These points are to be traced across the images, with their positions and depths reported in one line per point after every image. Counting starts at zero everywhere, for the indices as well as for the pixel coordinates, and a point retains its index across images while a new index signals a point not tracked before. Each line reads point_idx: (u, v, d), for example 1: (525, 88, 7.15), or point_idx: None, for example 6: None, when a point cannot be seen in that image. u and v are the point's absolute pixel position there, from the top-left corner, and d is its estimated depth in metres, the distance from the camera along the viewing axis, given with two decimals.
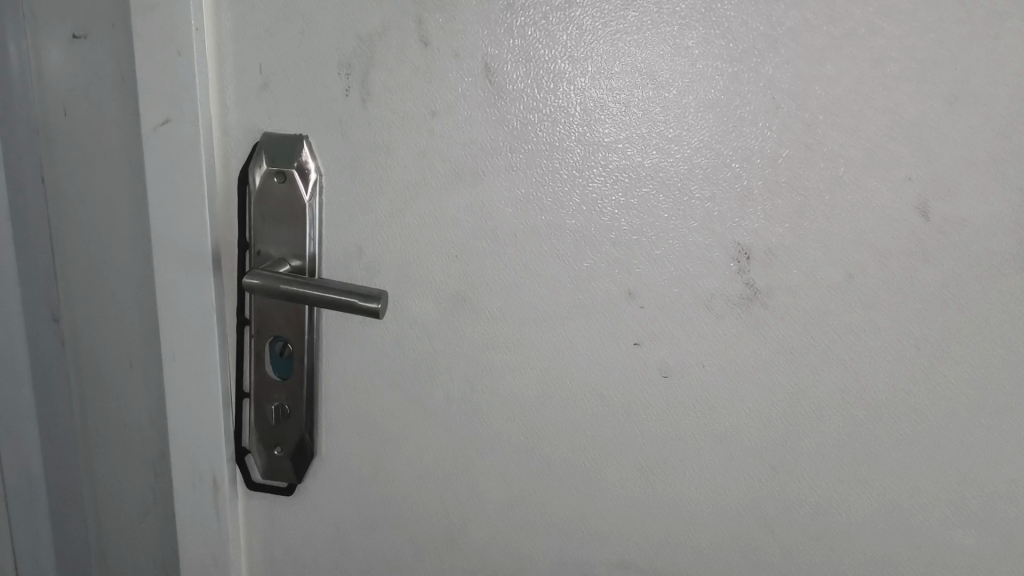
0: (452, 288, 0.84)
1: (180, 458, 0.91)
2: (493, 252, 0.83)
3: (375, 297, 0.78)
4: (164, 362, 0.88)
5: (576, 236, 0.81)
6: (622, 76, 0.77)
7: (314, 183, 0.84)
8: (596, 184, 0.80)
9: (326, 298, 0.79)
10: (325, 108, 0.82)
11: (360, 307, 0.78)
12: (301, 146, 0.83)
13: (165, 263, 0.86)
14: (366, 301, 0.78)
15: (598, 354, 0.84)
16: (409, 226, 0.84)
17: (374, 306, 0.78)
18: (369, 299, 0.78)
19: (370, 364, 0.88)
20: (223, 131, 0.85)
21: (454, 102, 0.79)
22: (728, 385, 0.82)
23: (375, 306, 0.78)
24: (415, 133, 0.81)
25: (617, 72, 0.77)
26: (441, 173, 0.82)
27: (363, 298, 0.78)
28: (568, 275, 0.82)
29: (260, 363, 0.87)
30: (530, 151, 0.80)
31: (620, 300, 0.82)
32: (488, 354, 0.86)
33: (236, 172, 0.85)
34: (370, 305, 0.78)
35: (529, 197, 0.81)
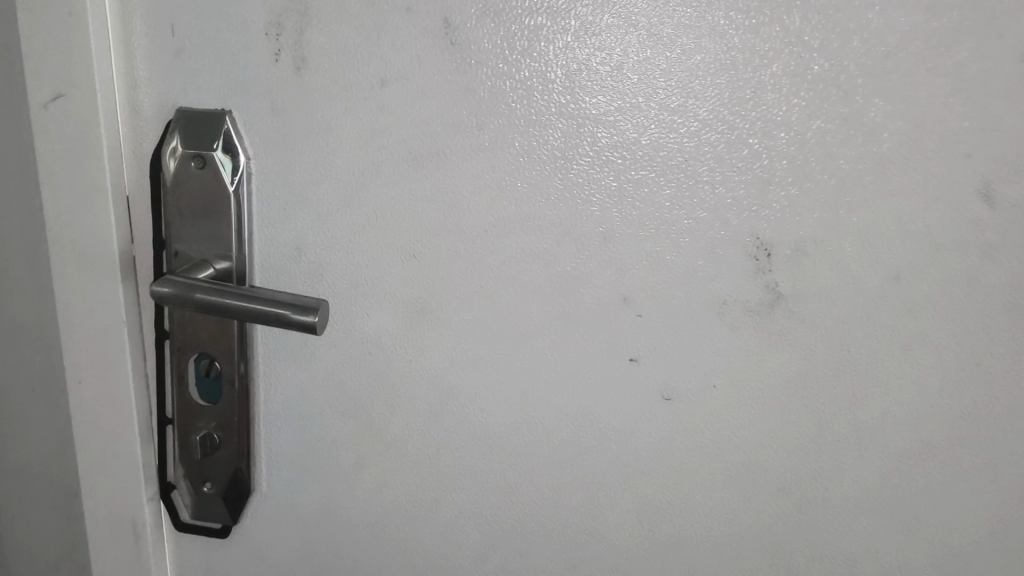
0: (411, 295, 0.70)
1: (94, 497, 0.77)
2: (458, 251, 0.68)
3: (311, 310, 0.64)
4: (71, 384, 0.74)
5: (558, 231, 0.66)
6: (614, 32, 0.62)
7: (242, 169, 0.69)
8: (583, 166, 0.65)
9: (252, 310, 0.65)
10: (252, 77, 0.68)
11: (293, 321, 0.65)
12: (225, 123, 0.69)
13: (66, 269, 0.71)
14: (299, 315, 0.65)
15: (587, 374, 0.69)
16: (356, 220, 0.69)
17: (309, 320, 0.64)
18: (303, 312, 0.64)
19: (316, 388, 0.73)
20: (133, 108, 0.70)
21: (408, 68, 0.65)
22: (745, 410, 0.68)
23: (311, 322, 0.64)
24: (362, 107, 0.66)
25: (607, 27, 0.62)
26: (394, 156, 0.67)
27: (296, 311, 0.64)
28: (549, 278, 0.67)
29: (183, 385, 0.73)
30: (501, 127, 0.65)
31: (613, 309, 0.67)
32: (455, 375, 0.71)
33: (149, 156, 0.71)
34: (305, 319, 0.64)
35: (500, 185, 0.66)
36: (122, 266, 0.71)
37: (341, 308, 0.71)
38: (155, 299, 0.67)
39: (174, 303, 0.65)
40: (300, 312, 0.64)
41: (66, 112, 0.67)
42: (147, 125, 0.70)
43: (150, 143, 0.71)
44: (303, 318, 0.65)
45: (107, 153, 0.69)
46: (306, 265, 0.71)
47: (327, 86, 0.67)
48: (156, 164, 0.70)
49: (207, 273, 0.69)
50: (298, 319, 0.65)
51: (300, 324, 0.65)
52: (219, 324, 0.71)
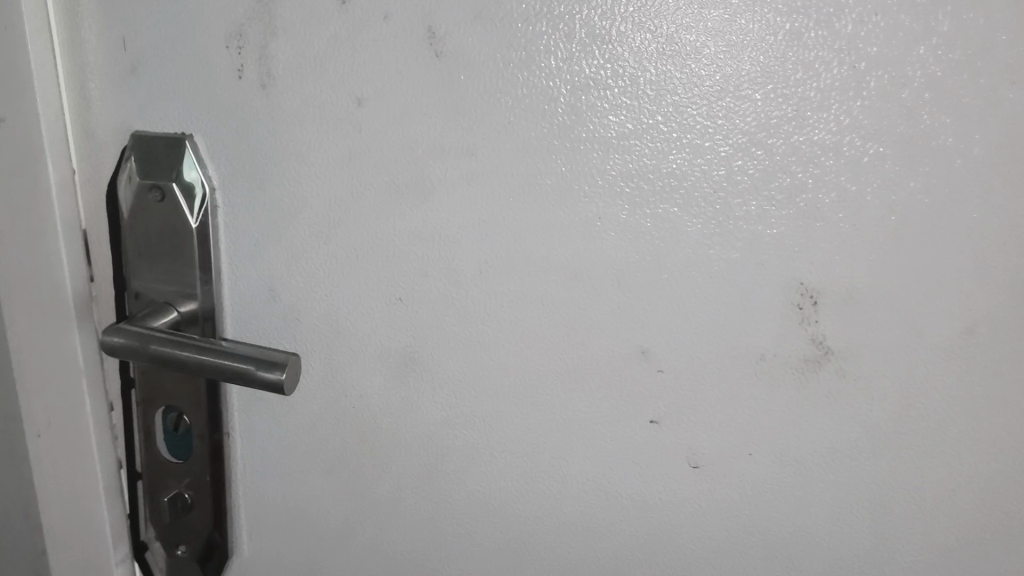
0: (399, 344, 0.61)
1: (60, 559, 0.70)
2: (450, 295, 0.59)
3: (276, 369, 0.56)
4: (29, 439, 0.67)
5: (565, 273, 0.57)
6: (627, 40, 0.52)
7: (205, 202, 0.61)
8: (594, 198, 0.55)
9: (214, 365, 0.57)
10: (213, 96, 0.59)
11: (258, 379, 0.56)
12: (185, 150, 0.60)
13: (17, 314, 0.63)
14: (265, 371, 0.56)
15: (601, 436, 0.60)
16: (334, 259, 0.60)
17: (276, 378, 0.56)
18: (269, 368, 0.56)
19: (297, 445, 0.65)
20: (85, 132, 0.62)
21: (388, 85, 0.55)
22: (787, 480, 0.58)
23: (278, 380, 0.56)
24: (336, 130, 0.57)
25: (619, 35, 0.52)
26: (375, 187, 0.58)
27: (262, 367, 0.56)
28: (555, 327, 0.58)
29: (152, 439, 0.65)
30: (496, 154, 0.55)
31: (630, 364, 0.57)
32: (451, 434, 0.62)
33: (105, 186, 0.62)
34: (272, 376, 0.56)
35: (496, 219, 0.57)
36: (78, 311, 0.64)
37: (321, 357, 0.63)
38: (107, 350, 0.58)
39: (127, 355, 0.57)
40: (266, 368, 0.56)
41: (5, 140, 0.58)
42: (101, 151, 0.62)
43: (105, 172, 0.62)
44: (269, 375, 0.56)
45: (54, 186, 0.61)
46: (280, 309, 0.62)
47: (297, 106, 0.57)
48: (112, 196, 0.62)
49: (169, 319, 0.61)
50: (263, 376, 0.56)
51: (266, 382, 0.56)
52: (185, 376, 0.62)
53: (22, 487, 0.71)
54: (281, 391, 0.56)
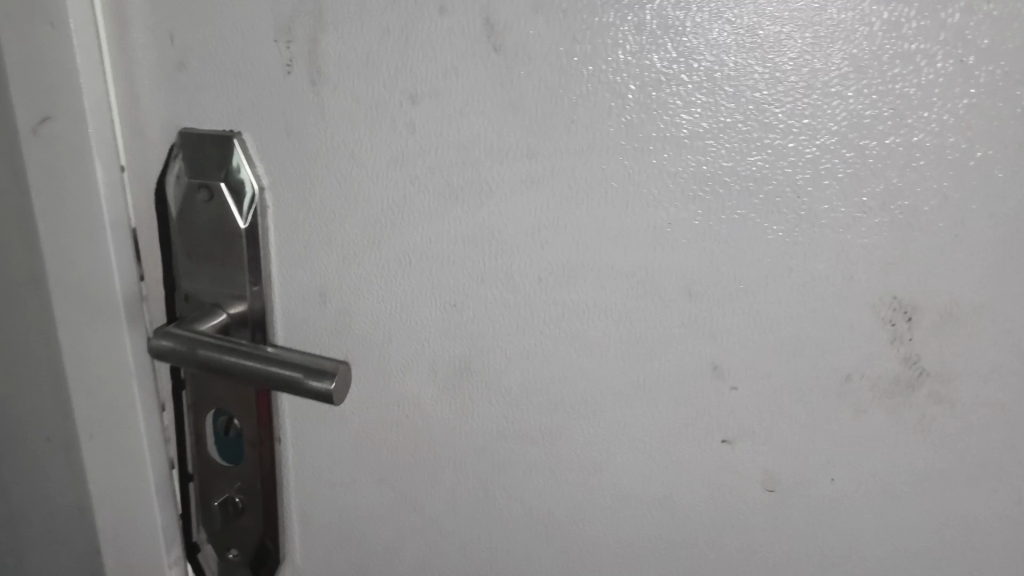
0: (454, 353, 0.58)
1: (114, 559, 0.69)
2: (508, 304, 0.55)
3: (325, 378, 0.53)
4: (83, 438, 0.66)
5: (631, 283, 0.53)
6: (702, 30, 0.47)
7: (254, 202, 0.58)
8: (664, 203, 0.50)
9: (261, 371, 0.54)
10: (261, 93, 0.56)
11: (305, 387, 0.53)
12: (232, 148, 0.57)
13: (69, 315, 0.62)
14: (314, 379, 0.53)
15: (668, 455, 0.56)
16: (387, 264, 0.57)
17: (325, 387, 0.52)
18: (318, 377, 0.52)
19: (349, 454, 0.63)
20: (133, 130, 0.59)
21: (442, 81, 0.52)
22: (869, 506, 0.54)
23: (327, 389, 0.52)
24: (389, 129, 0.54)
25: (693, 24, 0.47)
26: (429, 189, 0.54)
27: (311, 375, 0.53)
28: (620, 340, 0.54)
29: (202, 444, 0.64)
30: (557, 154, 0.51)
31: (700, 380, 0.53)
32: (508, 448, 0.59)
33: (153, 185, 0.59)
34: (320, 385, 0.52)
35: (557, 225, 0.53)
36: (129, 311, 0.61)
37: (374, 364, 0.60)
38: (153, 353, 0.55)
39: (173, 358, 0.55)
40: (314, 376, 0.53)
41: (56, 138, 0.57)
42: (148, 150, 0.59)
43: (155, 171, 0.59)
44: (317, 384, 0.53)
45: (103, 184, 0.58)
46: (331, 314, 0.60)
47: (347, 104, 0.54)
48: (161, 195, 0.60)
49: (218, 322, 0.59)
50: (312, 384, 0.53)
51: (314, 390, 0.53)
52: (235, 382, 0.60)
53: (77, 486, 0.70)
54: (329, 401, 0.53)
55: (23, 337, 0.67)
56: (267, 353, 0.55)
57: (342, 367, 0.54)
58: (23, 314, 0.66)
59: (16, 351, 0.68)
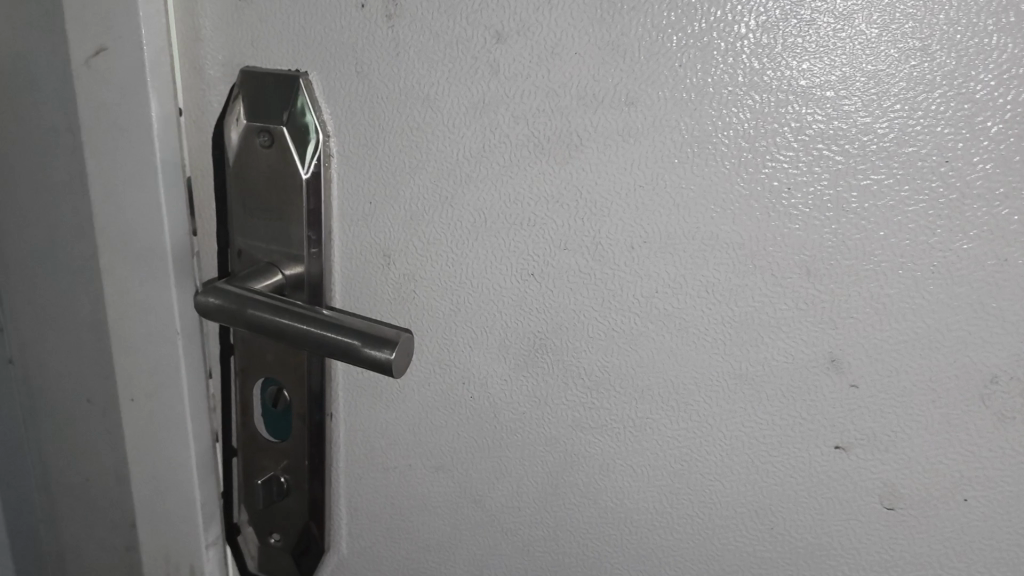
0: (529, 330, 0.51)
1: (150, 534, 0.64)
2: (594, 277, 0.49)
3: (385, 346, 0.46)
4: (124, 403, 0.61)
5: (739, 257, 0.46)
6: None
7: (319, 151, 0.52)
8: (781, 164, 0.44)
9: (314, 336, 0.48)
10: (331, 28, 0.50)
11: (362, 356, 0.47)
12: (299, 88, 0.51)
13: (116, 267, 0.58)
14: (372, 347, 0.47)
15: (769, 459, 0.49)
16: (459, 225, 0.51)
17: (384, 357, 0.46)
18: (376, 345, 0.46)
19: (406, 436, 0.57)
20: (194, 67, 0.54)
21: (533, 16, 0.46)
22: (1006, 531, 0.46)
23: (386, 359, 0.46)
24: (469, 71, 0.48)
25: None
26: (511, 141, 0.48)
27: (369, 343, 0.46)
28: (721, 324, 0.47)
29: (249, 416, 0.59)
30: (659, 103, 0.45)
31: (814, 374, 0.46)
32: (582, 440, 0.52)
33: (212, 128, 0.55)
34: (379, 354, 0.46)
35: (656, 187, 0.46)
36: (177, 265, 0.56)
37: (438, 338, 0.54)
38: (202, 311, 0.50)
39: (222, 317, 0.50)
40: (373, 344, 0.46)
41: (111, 72, 0.52)
42: (207, 90, 0.54)
43: (214, 113, 0.54)
44: (375, 353, 0.46)
45: (156, 122, 0.53)
46: (395, 280, 0.54)
47: (424, 42, 0.48)
48: (219, 140, 0.55)
49: (272, 281, 0.54)
50: (370, 353, 0.46)
51: (371, 360, 0.46)
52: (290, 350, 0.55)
53: (115, 455, 0.65)
54: (388, 373, 0.47)
55: (67, 291, 0.63)
56: (324, 316, 0.49)
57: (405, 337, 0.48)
58: (68, 267, 0.62)
59: (60, 306, 0.64)
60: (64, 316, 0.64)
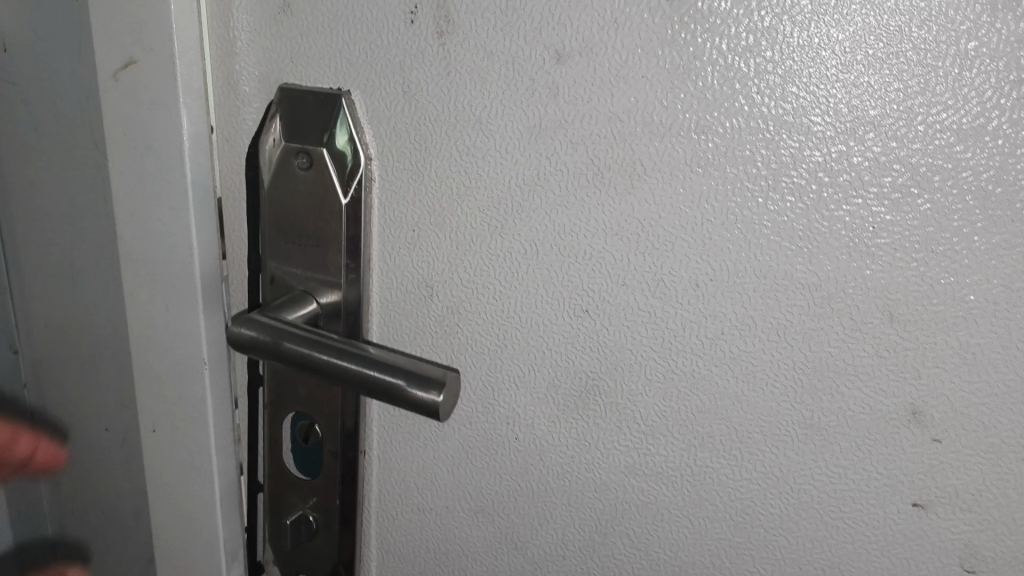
0: (582, 371, 0.48)
1: (168, 570, 0.61)
2: (654, 316, 0.46)
3: (434, 388, 0.44)
4: (145, 433, 0.58)
5: (815, 299, 0.42)
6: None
7: (360, 174, 0.49)
8: (867, 199, 0.40)
9: (355, 373, 0.45)
10: (377, 44, 0.47)
11: (407, 398, 0.44)
12: (340, 109, 0.48)
13: (140, 291, 0.54)
14: (417, 388, 0.44)
15: (840, 514, 0.46)
16: (510, 257, 0.48)
17: (430, 400, 0.44)
18: (423, 387, 0.44)
19: (444, 477, 0.54)
20: (228, 82, 0.51)
21: (597, 36, 0.42)
22: None
23: (431, 402, 0.44)
24: (525, 93, 0.45)
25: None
26: (569, 169, 0.45)
27: (414, 383, 0.44)
28: (792, 370, 0.44)
29: (277, 451, 0.55)
30: (733, 131, 0.42)
31: (894, 427, 0.43)
32: (635, 488, 0.49)
33: (246, 147, 0.52)
34: (424, 396, 0.44)
35: (725, 222, 0.43)
36: (205, 291, 0.53)
37: (481, 374, 0.51)
38: (234, 342, 0.47)
39: (256, 350, 0.46)
40: (419, 385, 0.44)
41: (140, 87, 0.49)
42: (242, 107, 0.51)
43: (249, 131, 0.51)
44: (421, 395, 0.44)
45: (188, 140, 0.50)
46: (436, 312, 0.51)
47: (477, 61, 0.45)
48: (253, 160, 0.52)
49: (307, 311, 0.51)
50: (415, 395, 0.44)
51: (416, 402, 0.44)
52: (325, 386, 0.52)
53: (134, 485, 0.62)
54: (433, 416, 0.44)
55: (86, 314, 0.60)
56: (364, 351, 0.46)
57: (451, 376, 0.45)
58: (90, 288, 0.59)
59: (80, 328, 0.61)
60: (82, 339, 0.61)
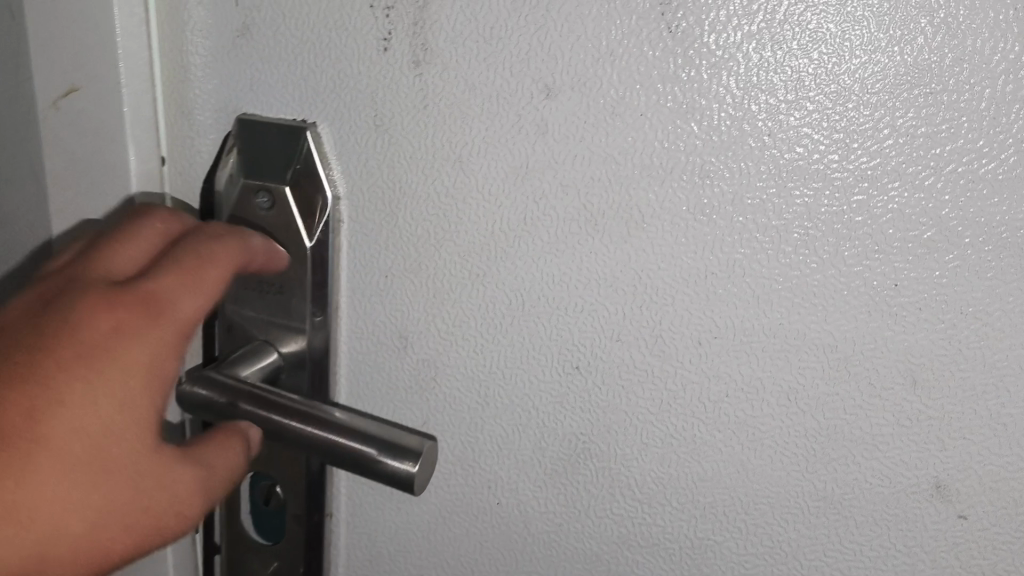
0: (571, 433, 0.44)
1: None
2: (652, 376, 0.42)
3: (410, 458, 0.39)
4: None
5: (831, 361, 0.38)
6: (963, 20, 0.33)
7: (327, 214, 0.45)
8: (889, 255, 0.36)
9: (318, 441, 0.41)
10: (347, 72, 0.42)
11: (379, 468, 0.40)
12: (305, 144, 0.44)
13: None
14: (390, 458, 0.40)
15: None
16: (493, 308, 0.44)
17: (403, 470, 0.39)
18: (398, 457, 0.39)
19: (420, 542, 0.49)
20: (180, 110, 0.46)
21: (591, 69, 0.38)
22: None
23: (405, 473, 0.39)
24: (510, 129, 0.40)
25: (950, 13, 0.33)
26: (559, 214, 0.41)
27: (385, 452, 0.39)
28: (803, 438, 0.40)
29: (231, 516, 0.50)
30: (741, 177, 0.38)
31: (915, 501, 0.39)
32: (630, 560, 0.45)
33: (200, 181, 0.47)
34: (397, 466, 0.39)
35: (732, 275, 0.39)
36: None
37: (460, 434, 0.46)
38: (183, 401, 0.43)
39: (208, 412, 0.42)
40: (390, 454, 0.39)
41: (84, 117, 0.44)
42: (196, 138, 0.46)
43: (203, 164, 0.46)
44: (393, 465, 0.39)
45: (135, 178, 0.45)
46: (411, 364, 0.46)
47: (458, 94, 0.41)
48: (209, 196, 0.47)
49: (267, 364, 0.46)
50: (386, 465, 0.39)
51: (388, 473, 0.39)
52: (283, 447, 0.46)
53: None
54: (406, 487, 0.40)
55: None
56: (329, 415, 0.41)
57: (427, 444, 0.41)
58: None
59: None
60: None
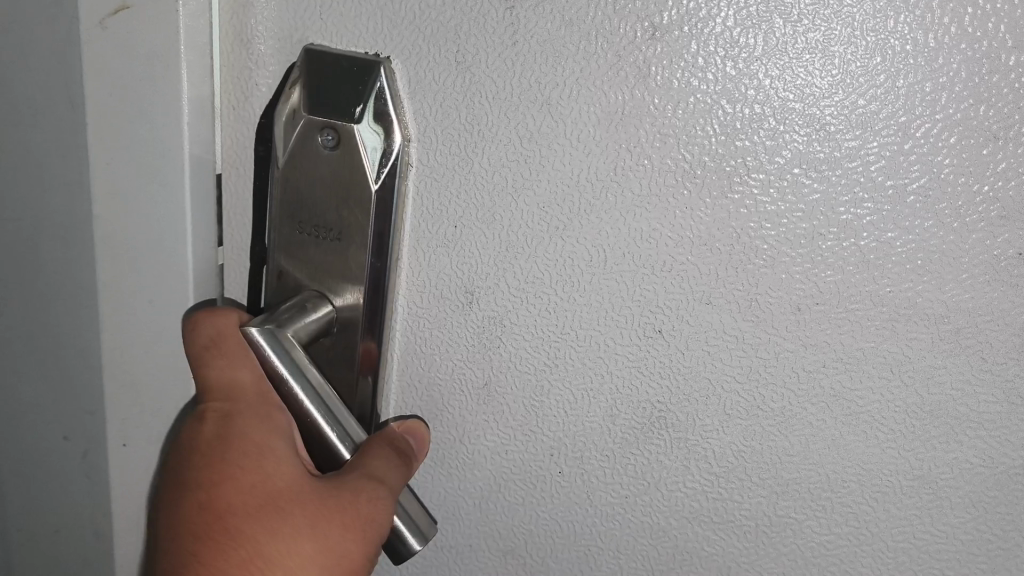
0: (646, 400, 0.42)
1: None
2: (744, 344, 0.40)
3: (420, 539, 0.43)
4: (109, 445, 0.49)
5: (942, 333, 0.38)
6: None
7: (395, 156, 0.40)
8: (1014, 221, 0.36)
9: (301, 403, 0.40)
10: (429, 1, 0.38)
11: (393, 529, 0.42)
12: (376, 80, 0.39)
13: (117, 283, 0.45)
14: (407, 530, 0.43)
15: (929, 561, 0.42)
16: (575, 266, 0.40)
17: (410, 548, 0.43)
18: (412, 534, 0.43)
19: (470, 510, 0.46)
20: (238, 38, 0.41)
21: (704, 6, 0.35)
22: None
23: (336, 444, 0.41)
24: (608, 70, 0.37)
25: None
26: (654, 165, 0.38)
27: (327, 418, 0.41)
28: (904, 413, 0.40)
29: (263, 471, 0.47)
30: (863, 128, 0.36)
31: (1016, 483, 0.40)
32: (701, 536, 0.44)
33: (258, 117, 0.42)
34: (335, 439, 0.41)
35: (843, 238, 0.37)
36: (200, 286, 0.44)
37: (523, 400, 0.43)
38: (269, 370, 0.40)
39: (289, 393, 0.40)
40: (327, 419, 0.41)
41: (137, 39, 0.39)
42: (253, 72, 0.41)
43: (261, 99, 0.41)
44: (333, 438, 0.41)
45: (189, 107, 0.40)
46: (475, 322, 0.43)
47: (552, 30, 0.37)
48: (267, 132, 0.42)
49: (324, 316, 0.42)
50: (333, 408, 0.41)
51: (317, 430, 0.41)
52: (347, 379, 0.45)
53: (88, 508, 0.52)
54: (401, 558, 0.43)
55: (23, 303, 0.49)
56: (317, 382, 0.40)
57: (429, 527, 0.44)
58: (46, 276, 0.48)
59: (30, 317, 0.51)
60: (19, 329, 0.50)
